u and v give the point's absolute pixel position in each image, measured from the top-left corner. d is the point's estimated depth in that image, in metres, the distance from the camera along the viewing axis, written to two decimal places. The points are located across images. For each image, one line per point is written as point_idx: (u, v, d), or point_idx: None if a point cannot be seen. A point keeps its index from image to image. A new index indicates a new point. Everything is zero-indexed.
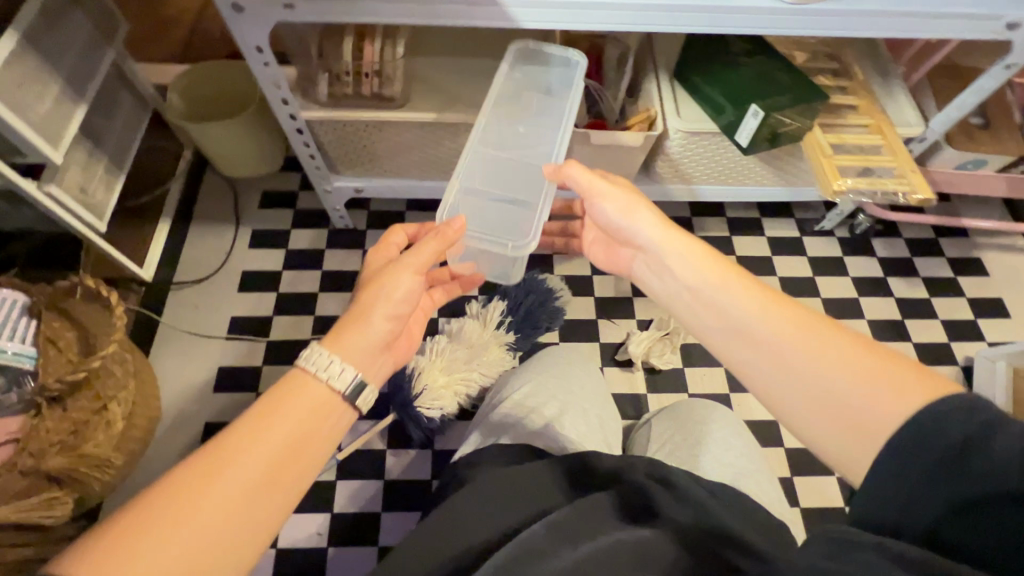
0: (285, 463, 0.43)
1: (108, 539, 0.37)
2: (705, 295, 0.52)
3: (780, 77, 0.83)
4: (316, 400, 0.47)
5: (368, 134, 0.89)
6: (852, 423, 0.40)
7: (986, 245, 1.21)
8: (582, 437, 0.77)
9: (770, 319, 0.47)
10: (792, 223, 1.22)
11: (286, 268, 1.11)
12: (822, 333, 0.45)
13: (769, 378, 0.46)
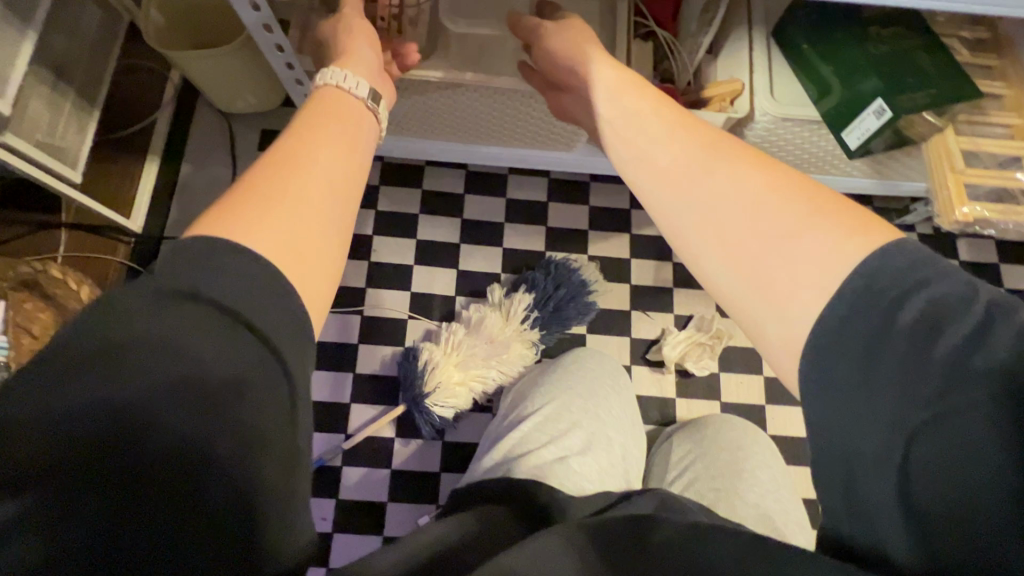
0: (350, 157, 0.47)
1: (226, 215, 0.40)
2: (640, 143, 0.48)
3: (921, 62, 0.64)
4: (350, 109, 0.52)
5: None
6: (769, 287, 0.39)
7: None
8: (604, 476, 0.73)
9: (698, 160, 0.44)
10: (868, 212, 1.06)
11: None
12: (745, 172, 0.42)
13: (694, 235, 0.43)
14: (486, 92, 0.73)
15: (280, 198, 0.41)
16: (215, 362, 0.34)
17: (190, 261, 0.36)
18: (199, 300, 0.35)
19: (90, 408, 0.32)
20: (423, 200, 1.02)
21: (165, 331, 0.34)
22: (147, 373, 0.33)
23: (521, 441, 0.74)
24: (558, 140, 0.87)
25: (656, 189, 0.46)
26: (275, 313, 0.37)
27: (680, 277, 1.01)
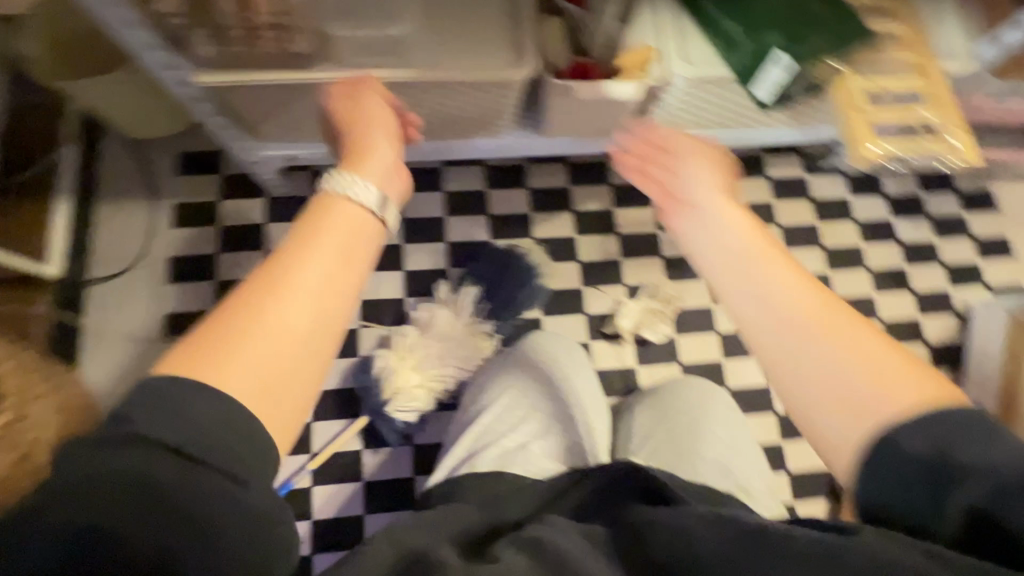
0: (349, 260, 0.38)
1: (196, 343, 0.35)
2: (702, 239, 0.43)
3: (814, 11, 0.67)
4: (345, 219, 0.40)
5: (290, 99, 0.71)
6: (863, 412, 0.34)
7: (998, 178, 1.12)
8: (566, 454, 0.74)
9: (766, 263, 0.39)
10: (796, 160, 1.09)
11: (221, 250, 0.95)
12: (825, 300, 0.37)
13: (770, 340, 0.37)
14: (399, 89, 0.71)
15: (247, 318, 0.35)
16: (172, 483, 0.31)
17: (172, 395, 0.33)
18: (156, 407, 0.33)
19: (41, 536, 0.29)
20: None
21: (120, 452, 0.31)
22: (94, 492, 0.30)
23: (481, 432, 0.75)
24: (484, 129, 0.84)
25: (725, 276, 0.40)
26: (236, 430, 0.33)
27: (626, 247, 1.02)
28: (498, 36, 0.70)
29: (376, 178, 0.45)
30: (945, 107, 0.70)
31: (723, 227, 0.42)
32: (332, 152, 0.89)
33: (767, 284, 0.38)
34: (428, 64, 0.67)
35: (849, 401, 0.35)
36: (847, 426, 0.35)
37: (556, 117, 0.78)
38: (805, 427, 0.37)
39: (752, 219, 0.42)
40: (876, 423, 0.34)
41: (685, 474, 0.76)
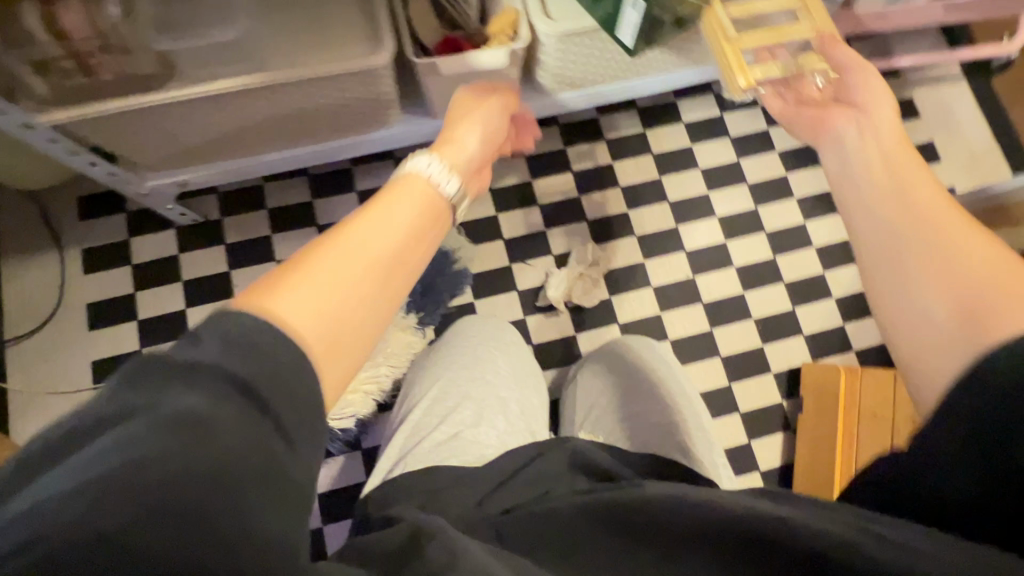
0: (413, 245, 0.39)
1: (276, 273, 0.34)
2: (883, 178, 0.48)
3: None
4: (419, 204, 0.42)
5: (153, 124, 0.68)
6: (974, 313, 0.39)
7: (915, 83, 1.10)
8: (502, 437, 0.73)
9: (932, 201, 0.45)
10: (710, 99, 1.06)
11: (138, 288, 0.93)
12: (957, 230, 0.43)
13: (909, 263, 0.43)
14: (263, 96, 0.68)
15: (321, 252, 0.35)
16: (240, 427, 0.28)
17: (234, 333, 0.30)
18: (236, 346, 0.30)
19: (110, 447, 0.26)
20: (272, 219, 0.97)
21: (207, 378, 0.28)
22: (168, 416, 0.27)
23: (415, 428, 0.75)
24: (368, 122, 0.80)
25: (865, 223, 0.47)
26: (302, 392, 0.30)
27: (549, 217, 1.00)
28: (350, 20, 0.67)
29: (464, 173, 0.51)
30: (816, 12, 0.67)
31: (870, 134, 0.53)
32: (221, 171, 0.84)
33: (892, 199, 0.46)
34: (282, 65, 0.64)
35: (968, 299, 0.40)
36: (961, 329, 0.39)
37: (436, 96, 0.76)
38: (912, 338, 0.42)
39: (909, 142, 0.51)
40: (965, 322, 0.39)
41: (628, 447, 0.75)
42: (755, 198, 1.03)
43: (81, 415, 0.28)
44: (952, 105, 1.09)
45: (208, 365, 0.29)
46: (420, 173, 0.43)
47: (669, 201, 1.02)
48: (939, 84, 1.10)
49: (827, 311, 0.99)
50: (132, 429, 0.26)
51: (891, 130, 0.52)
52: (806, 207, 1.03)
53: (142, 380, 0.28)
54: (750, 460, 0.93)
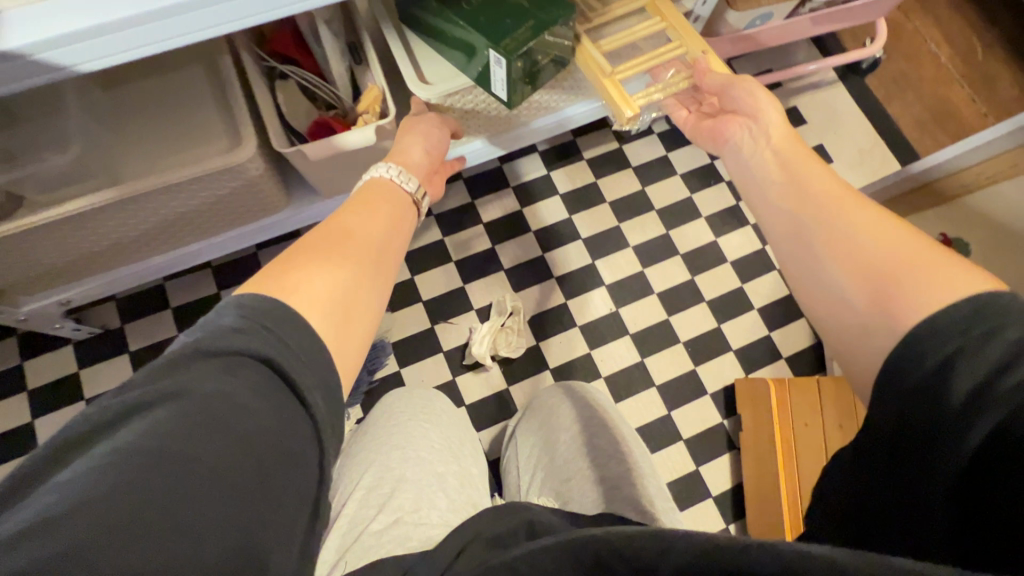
0: (383, 246, 0.50)
1: (280, 265, 0.44)
2: (787, 167, 0.50)
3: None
4: (397, 214, 0.54)
5: (14, 253, 0.64)
6: (880, 284, 0.39)
7: (798, 92, 1.15)
8: (447, 514, 0.68)
9: (821, 187, 0.46)
10: (608, 134, 1.09)
11: (38, 413, 0.87)
12: (854, 208, 0.43)
13: (812, 246, 0.44)
14: (130, 209, 0.65)
15: (313, 259, 0.44)
16: (277, 408, 0.34)
17: (243, 330, 0.36)
18: (271, 333, 0.37)
19: (175, 414, 0.31)
20: (179, 317, 0.93)
21: (251, 363, 0.35)
22: (221, 394, 0.32)
23: (351, 523, 0.68)
24: (262, 205, 0.77)
25: (772, 223, 0.48)
26: (326, 381, 0.38)
27: (466, 273, 0.99)
28: (211, 122, 0.66)
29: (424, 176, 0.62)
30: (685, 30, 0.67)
31: (764, 137, 0.53)
32: (109, 282, 0.79)
33: (791, 194, 0.47)
34: (145, 179, 0.62)
35: (881, 275, 0.39)
36: (868, 302, 0.39)
37: (315, 176, 0.74)
38: (837, 324, 0.42)
39: (797, 137, 0.52)
40: (872, 294, 0.39)
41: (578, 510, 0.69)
42: (665, 223, 1.05)
43: (140, 391, 0.32)
44: (835, 108, 1.14)
45: (251, 351, 0.35)
46: (390, 179, 0.57)
47: (584, 238, 1.03)
48: (820, 90, 1.15)
49: (752, 323, 1.00)
50: (193, 399, 0.32)
51: (778, 128, 0.53)
52: (715, 224, 1.05)
53: (194, 360, 0.34)
54: (700, 486, 0.92)
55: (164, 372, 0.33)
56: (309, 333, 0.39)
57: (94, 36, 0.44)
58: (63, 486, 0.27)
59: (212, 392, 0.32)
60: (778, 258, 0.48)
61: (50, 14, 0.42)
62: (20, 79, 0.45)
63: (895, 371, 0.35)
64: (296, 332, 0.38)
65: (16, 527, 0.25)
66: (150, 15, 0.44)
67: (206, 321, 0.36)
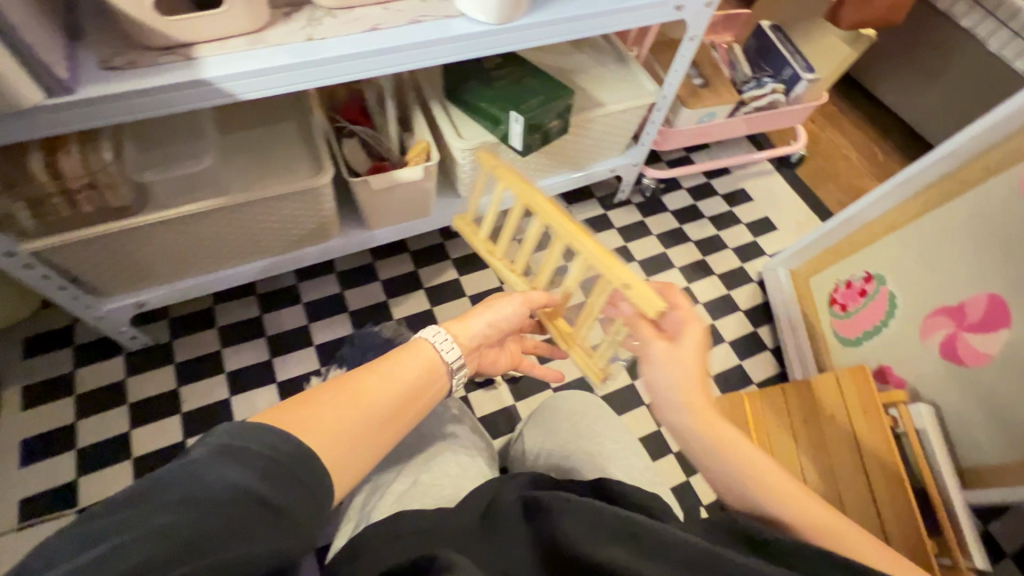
0: (392, 417, 0.53)
1: (287, 412, 0.47)
2: (712, 442, 0.55)
3: (533, 83, 0.89)
4: (413, 387, 0.56)
5: (127, 246, 0.79)
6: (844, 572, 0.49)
7: (744, 177, 1.44)
8: (460, 480, 0.76)
9: (741, 449, 0.54)
10: (594, 201, 1.33)
11: (81, 415, 0.94)
12: (766, 471, 0.54)
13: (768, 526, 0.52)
14: (224, 218, 0.82)
15: (321, 410, 0.48)
16: (241, 532, 0.37)
17: (222, 456, 0.40)
18: (250, 459, 0.41)
19: (171, 520, 0.35)
20: (223, 334, 1.04)
21: (225, 494, 0.38)
22: (183, 525, 0.35)
23: (375, 485, 0.75)
24: (318, 230, 0.94)
25: (724, 484, 0.55)
26: (300, 484, 0.43)
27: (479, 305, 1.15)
28: (298, 157, 0.86)
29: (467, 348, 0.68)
30: (604, 264, 0.69)
31: (687, 393, 0.58)
32: (179, 290, 0.92)
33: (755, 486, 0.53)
34: (244, 191, 0.80)
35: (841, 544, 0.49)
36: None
37: (370, 207, 0.93)
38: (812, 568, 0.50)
39: (708, 391, 0.58)
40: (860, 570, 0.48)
41: (579, 476, 0.80)
42: (644, 271, 1.24)
43: (134, 499, 0.36)
44: (774, 190, 1.43)
45: (231, 484, 0.39)
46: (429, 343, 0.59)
47: None
48: (761, 176, 1.45)
49: (724, 353, 1.16)
50: (151, 530, 0.34)
51: (700, 392, 0.58)
52: (686, 273, 1.26)
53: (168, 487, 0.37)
54: (692, 496, 1.00)
55: (161, 484, 0.38)
56: (304, 461, 0.44)
57: (259, 76, 0.65)
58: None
59: (173, 525, 0.35)
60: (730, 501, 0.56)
61: (234, 62, 0.64)
62: (199, 101, 0.64)
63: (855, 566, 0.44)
64: (287, 478, 0.42)
65: None
66: (300, 62, 0.65)
67: (184, 459, 0.40)
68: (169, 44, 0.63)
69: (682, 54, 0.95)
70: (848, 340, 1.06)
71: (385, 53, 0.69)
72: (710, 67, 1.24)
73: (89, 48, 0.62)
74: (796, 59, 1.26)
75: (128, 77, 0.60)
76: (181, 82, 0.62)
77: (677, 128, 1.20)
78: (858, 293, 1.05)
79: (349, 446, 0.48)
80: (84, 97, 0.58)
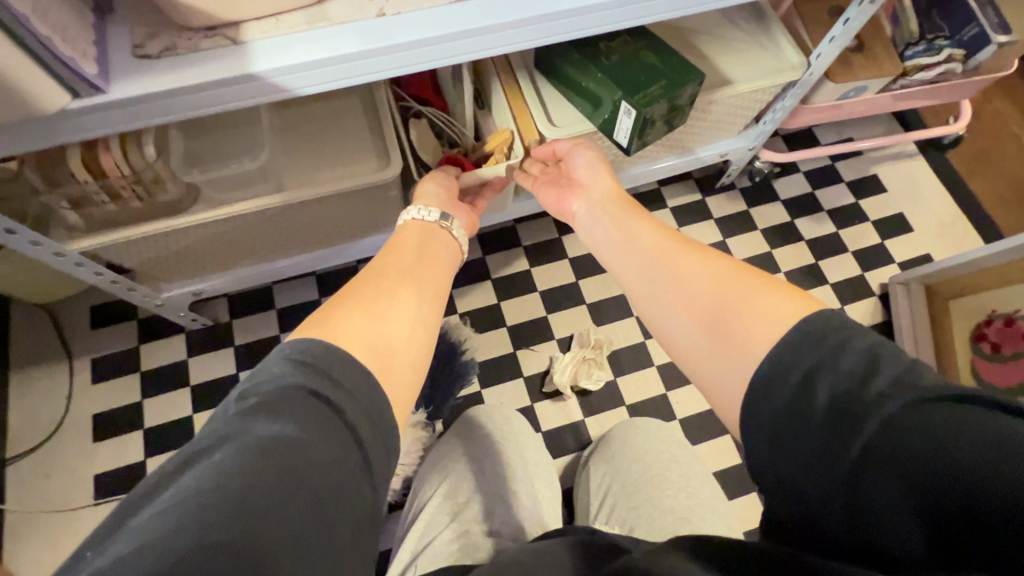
0: (434, 297, 0.51)
1: (332, 299, 0.46)
2: (619, 230, 0.58)
3: (650, 60, 0.71)
4: (441, 265, 0.56)
5: (178, 244, 0.72)
6: (733, 335, 0.42)
7: (880, 161, 1.19)
8: (518, 532, 0.69)
9: (659, 246, 0.53)
10: (692, 185, 1.14)
11: (147, 395, 0.93)
12: (689, 261, 0.49)
13: (663, 294, 0.49)
14: (278, 214, 0.73)
15: (362, 299, 0.46)
16: (317, 451, 0.34)
17: (325, 351, 0.39)
18: (320, 371, 0.37)
19: (259, 434, 0.33)
20: (280, 317, 0.99)
21: (301, 399, 0.35)
22: (280, 434, 0.33)
23: (433, 523, 0.71)
24: (381, 222, 0.83)
25: (634, 266, 0.54)
26: (375, 414, 0.39)
27: (550, 303, 1.03)
28: (362, 147, 0.75)
29: (443, 206, 0.63)
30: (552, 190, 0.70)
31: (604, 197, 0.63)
32: (235, 277, 0.85)
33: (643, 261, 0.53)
34: (304, 186, 0.70)
35: (704, 313, 0.45)
36: (727, 338, 0.42)
37: None
38: (701, 316, 0.45)
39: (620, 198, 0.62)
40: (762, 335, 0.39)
41: (647, 538, 0.70)
42: None
43: (223, 423, 0.34)
44: (916, 179, 1.17)
45: (304, 387, 0.36)
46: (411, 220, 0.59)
47: None
48: (901, 160, 1.19)
49: None
50: (249, 441, 0.32)
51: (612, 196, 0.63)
52: (793, 280, 1.08)
53: (249, 400, 0.35)
54: None
55: (246, 407, 0.35)
56: (363, 386, 0.39)
57: (320, 66, 0.52)
58: (165, 513, 0.28)
59: (271, 433, 0.33)
60: (639, 282, 0.52)
61: (287, 48, 0.51)
62: (250, 97, 0.53)
63: (761, 386, 0.37)
64: (352, 382, 0.38)
65: (126, 551, 0.27)
66: (368, 50, 0.51)
67: (256, 372, 0.37)
68: (210, 24, 0.50)
69: (848, 19, 0.72)
70: (1002, 389, 0.90)
71: (473, 34, 0.53)
72: (869, 24, 0.96)
73: (122, 28, 0.51)
74: (987, 14, 0.96)
75: (166, 67, 0.49)
76: (227, 76, 0.50)
77: (812, 105, 0.97)
78: (1020, 334, 0.90)
79: (394, 343, 0.44)
80: (121, 98, 0.48)
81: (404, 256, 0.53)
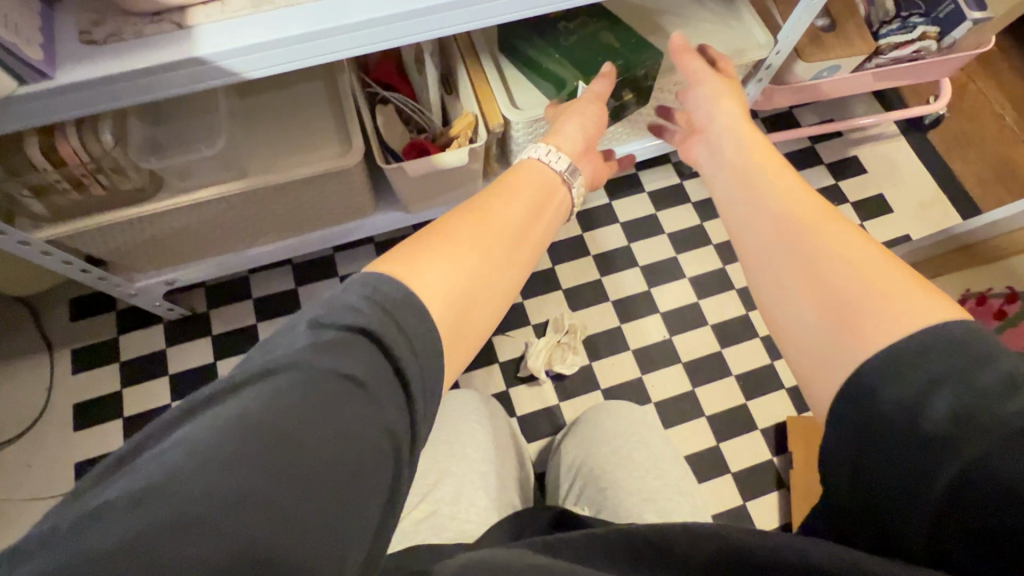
0: (520, 245, 0.47)
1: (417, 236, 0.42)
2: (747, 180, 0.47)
3: (610, 41, 0.71)
4: (533, 214, 0.50)
5: (145, 234, 0.73)
6: (857, 324, 0.34)
7: (860, 142, 1.18)
8: (485, 513, 0.70)
9: (792, 207, 0.42)
10: (669, 169, 1.14)
11: (126, 384, 0.94)
12: (833, 228, 0.39)
13: (785, 261, 0.40)
14: (249, 202, 0.73)
15: (446, 241, 0.42)
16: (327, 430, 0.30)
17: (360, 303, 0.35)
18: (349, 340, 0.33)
19: (272, 392, 0.30)
20: (258, 305, 1.00)
21: (322, 363, 0.32)
22: (289, 399, 0.30)
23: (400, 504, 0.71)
24: (353, 208, 0.83)
25: (756, 219, 0.44)
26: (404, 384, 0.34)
27: (526, 289, 1.03)
28: (326, 133, 0.75)
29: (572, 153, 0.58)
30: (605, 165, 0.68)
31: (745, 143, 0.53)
32: (207, 266, 0.86)
33: (756, 205, 0.44)
34: (269, 173, 0.71)
35: (828, 298, 0.36)
36: (847, 330, 0.34)
37: (408, 194, 0.81)
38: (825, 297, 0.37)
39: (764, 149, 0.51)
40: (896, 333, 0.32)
41: (612, 519, 0.71)
42: (720, 258, 1.07)
43: (242, 370, 0.32)
44: (897, 160, 1.16)
45: (336, 352, 0.32)
46: (535, 159, 0.55)
47: (641, 266, 1.06)
48: (882, 141, 1.18)
49: None
50: (253, 403, 0.30)
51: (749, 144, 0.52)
52: None
53: (275, 353, 0.32)
54: (745, 521, 0.91)
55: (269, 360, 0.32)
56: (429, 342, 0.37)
57: (267, 49, 0.52)
58: (155, 463, 0.27)
59: (272, 398, 0.30)
60: (756, 242, 0.43)
61: (233, 32, 0.51)
62: (201, 82, 0.53)
63: (862, 386, 0.32)
64: (385, 358, 0.34)
65: (110, 497, 0.26)
66: (313, 32, 0.52)
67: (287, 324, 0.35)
68: (156, 9, 0.51)
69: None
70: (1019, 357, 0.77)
71: (418, 15, 0.54)
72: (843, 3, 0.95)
73: (69, 14, 0.52)
74: None
75: (113, 53, 0.50)
76: (173, 60, 0.50)
77: (786, 86, 0.96)
78: (993, 313, 0.82)
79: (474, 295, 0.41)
80: (67, 84, 0.49)
81: (502, 201, 0.47)
